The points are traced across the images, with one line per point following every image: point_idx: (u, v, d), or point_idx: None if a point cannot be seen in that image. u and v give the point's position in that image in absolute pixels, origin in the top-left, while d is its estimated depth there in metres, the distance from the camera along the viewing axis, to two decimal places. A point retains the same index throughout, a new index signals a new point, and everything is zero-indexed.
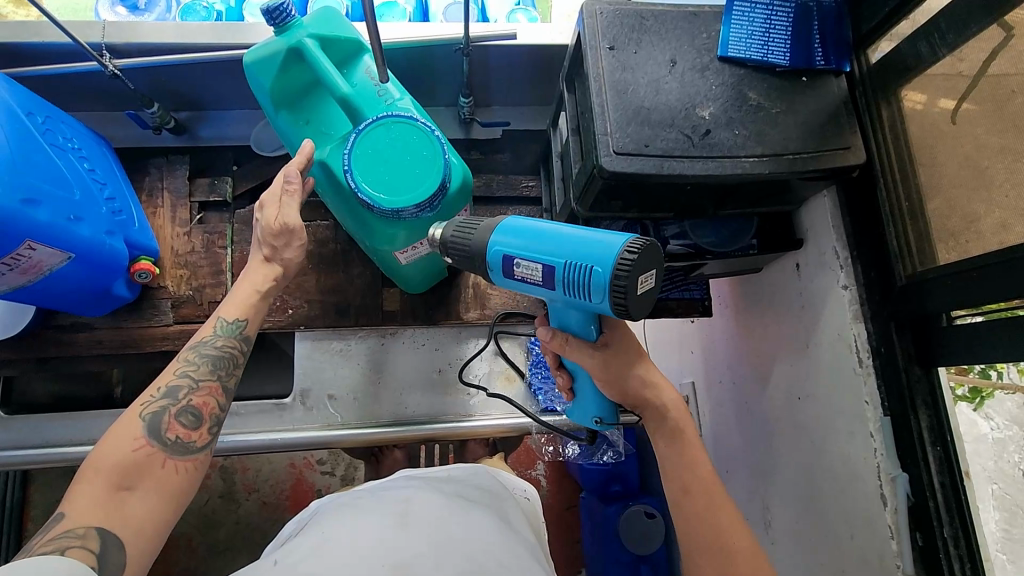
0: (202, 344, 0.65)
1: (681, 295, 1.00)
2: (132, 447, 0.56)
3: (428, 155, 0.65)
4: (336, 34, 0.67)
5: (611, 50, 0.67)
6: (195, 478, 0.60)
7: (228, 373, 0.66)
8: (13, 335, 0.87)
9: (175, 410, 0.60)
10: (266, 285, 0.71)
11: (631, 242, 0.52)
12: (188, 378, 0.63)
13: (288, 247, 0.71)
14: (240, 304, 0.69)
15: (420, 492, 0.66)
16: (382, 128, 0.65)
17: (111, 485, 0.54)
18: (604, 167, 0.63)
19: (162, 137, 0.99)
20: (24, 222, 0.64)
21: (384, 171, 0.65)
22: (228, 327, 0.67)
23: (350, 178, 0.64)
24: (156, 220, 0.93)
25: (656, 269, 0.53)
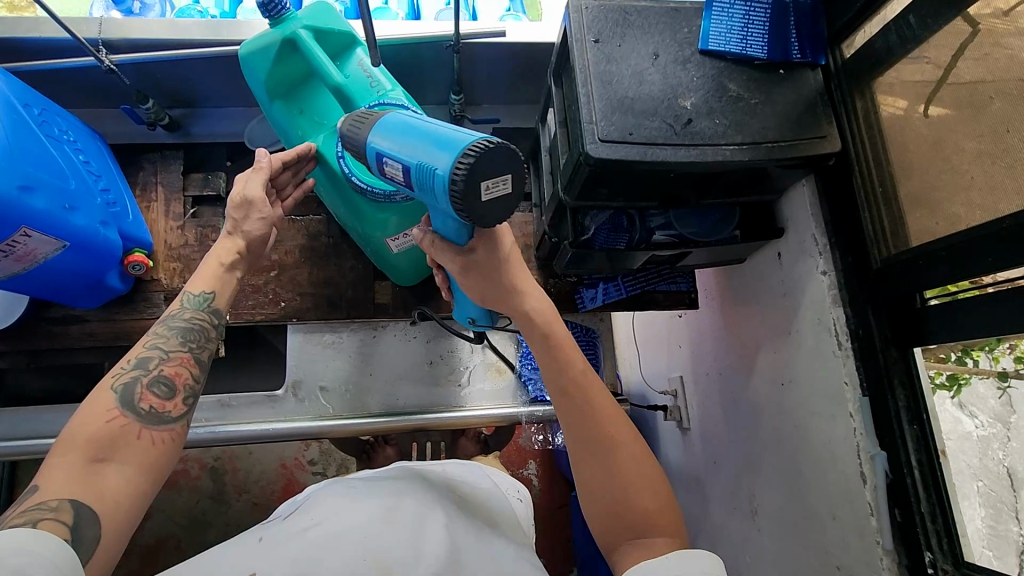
0: (170, 318, 0.65)
1: (669, 287, 1.03)
2: (106, 418, 0.55)
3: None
4: (329, 26, 0.68)
5: (596, 43, 0.70)
6: (173, 451, 0.59)
7: (199, 345, 0.65)
8: (5, 329, 0.87)
9: (147, 379, 0.59)
10: (231, 258, 0.70)
11: (475, 144, 0.49)
12: (158, 350, 0.62)
13: (248, 219, 0.70)
14: (206, 277, 0.68)
15: (406, 484, 0.65)
16: None
17: (86, 456, 0.52)
18: (589, 154, 0.65)
19: (157, 134, 1.00)
20: (20, 209, 0.65)
21: None
22: (194, 299, 0.67)
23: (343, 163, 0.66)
24: (150, 215, 0.94)
25: (507, 173, 0.50)
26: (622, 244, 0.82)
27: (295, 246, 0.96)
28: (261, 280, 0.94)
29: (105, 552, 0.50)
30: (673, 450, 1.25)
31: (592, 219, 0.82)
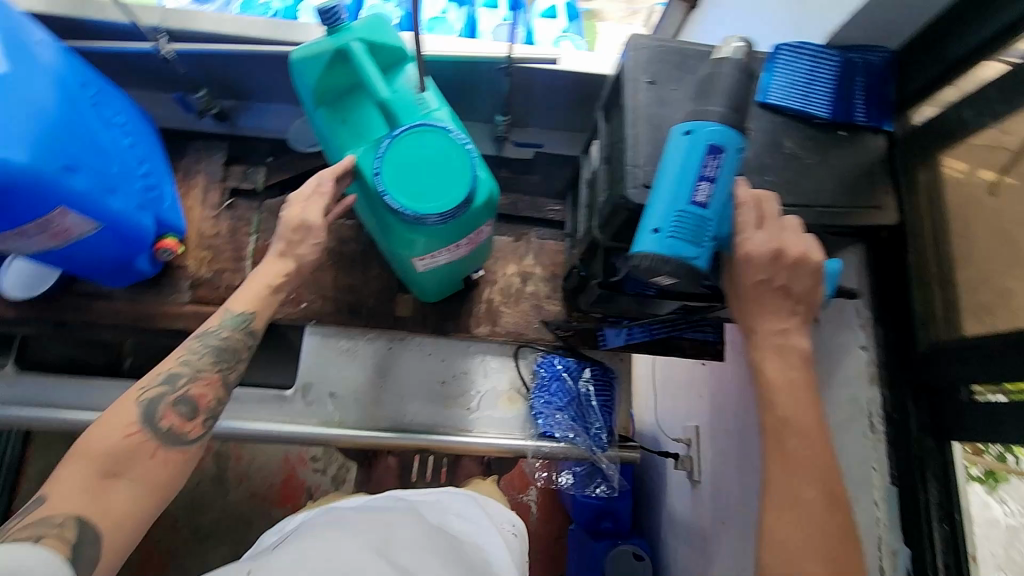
0: (207, 333, 0.66)
1: (695, 336, 0.98)
2: (125, 433, 0.57)
3: (458, 166, 0.62)
4: (384, 40, 0.67)
5: (650, 84, 0.67)
6: (184, 469, 0.61)
7: (228, 365, 0.66)
8: (34, 298, 0.89)
9: (170, 398, 0.61)
10: (277, 281, 0.69)
11: (635, 253, 0.60)
12: (187, 367, 0.63)
13: (302, 244, 0.69)
14: (249, 298, 0.68)
15: (401, 517, 0.64)
16: (416, 134, 0.62)
17: (99, 470, 0.54)
18: (630, 198, 0.63)
19: (205, 122, 1.01)
20: (60, 188, 0.65)
21: (412, 177, 0.61)
22: (234, 319, 0.67)
23: (376, 180, 0.61)
24: (187, 201, 0.95)
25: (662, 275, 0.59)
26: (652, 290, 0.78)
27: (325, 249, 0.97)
28: None
29: (107, 565, 0.52)
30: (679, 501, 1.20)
31: None
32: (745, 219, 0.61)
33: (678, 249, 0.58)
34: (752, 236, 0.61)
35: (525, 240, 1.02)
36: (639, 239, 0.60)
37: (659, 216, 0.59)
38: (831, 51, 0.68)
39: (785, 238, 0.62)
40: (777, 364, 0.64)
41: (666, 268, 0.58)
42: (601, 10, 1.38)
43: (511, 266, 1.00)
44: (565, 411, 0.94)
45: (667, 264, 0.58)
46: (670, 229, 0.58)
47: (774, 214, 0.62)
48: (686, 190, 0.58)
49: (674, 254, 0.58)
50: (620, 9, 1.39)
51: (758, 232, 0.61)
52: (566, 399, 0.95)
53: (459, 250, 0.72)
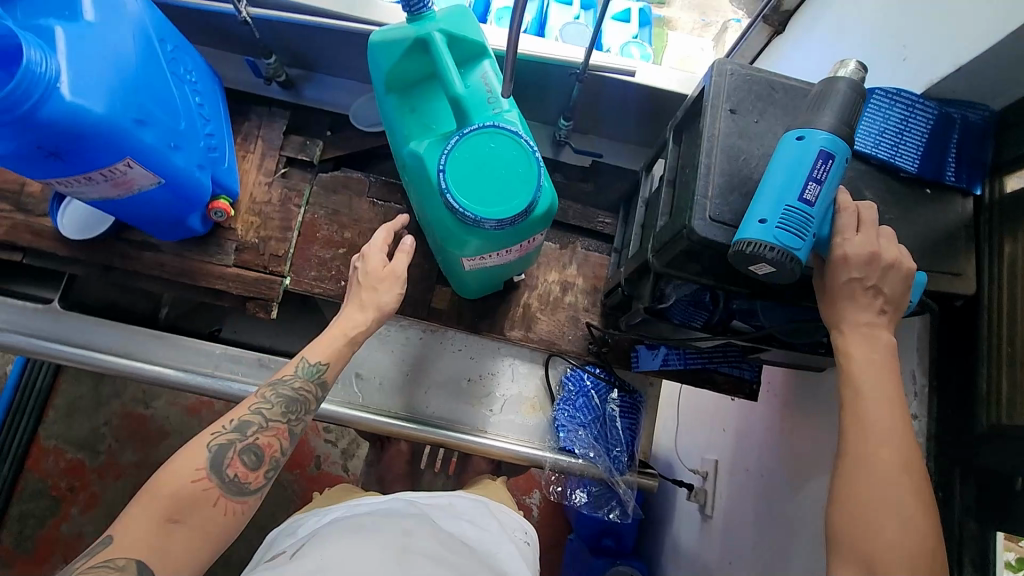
0: (281, 383, 0.70)
1: (731, 371, 0.96)
2: (193, 477, 0.59)
3: (523, 173, 0.60)
4: (464, 33, 0.65)
5: (731, 113, 0.64)
6: (239, 521, 0.61)
7: (296, 417, 0.69)
8: (87, 240, 0.91)
9: (241, 445, 0.63)
10: (355, 335, 0.75)
11: (739, 241, 0.56)
12: (259, 416, 0.66)
13: (385, 288, 0.78)
14: (325, 349, 0.73)
15: (422, 527, 0.63)
16: (485, 136, 0.60)
17: (164, 516, 0.56)
18: (693, 230, 0.60)
19: (270, 89, 1.01)
20: (130, 141, 0.66)
21: (476, 179, 0.59)
22: (308, 369, 0.72)
23: (440, 177, 0.59)
24: (243, 164, 0.95)
25: (770, 262, 0.55)
26: (698, 322, 0.77)
27: (371, 230, 0.97)
28: (330, 255, 0.96)
29: None
30: (685, 532, 1.17)
31: (676, 288, 0.75)
32: (846, 222, 0.58)
33: (785, 240, 0.54)
34: (851, 239, 0.57)
35: (571, 249, 0.99)
36: (744, 228, 0.56)
37: (766, 206, 0.55)
38: (928, 102, 0.64)
39: (881, 244, 0.58)
40: (863, 351, 0.58)
41: (771, 258, 0.54)
42: (672, 19, 1.38)
43: (553, 273, 0.98)
44: (587, 429, 0.93)
45: (773, 253, 0.54)
46: (778, 219, 0.54)
47: (872, 219, 0.58)
48: (796, 183, 0.55)
49: (780, 245, 0.54)
50: (693, 21, 1.38)
51: (857, 235, 0.58)
52: (590, 416, 0.93)
53: (509, 254, 0.71)
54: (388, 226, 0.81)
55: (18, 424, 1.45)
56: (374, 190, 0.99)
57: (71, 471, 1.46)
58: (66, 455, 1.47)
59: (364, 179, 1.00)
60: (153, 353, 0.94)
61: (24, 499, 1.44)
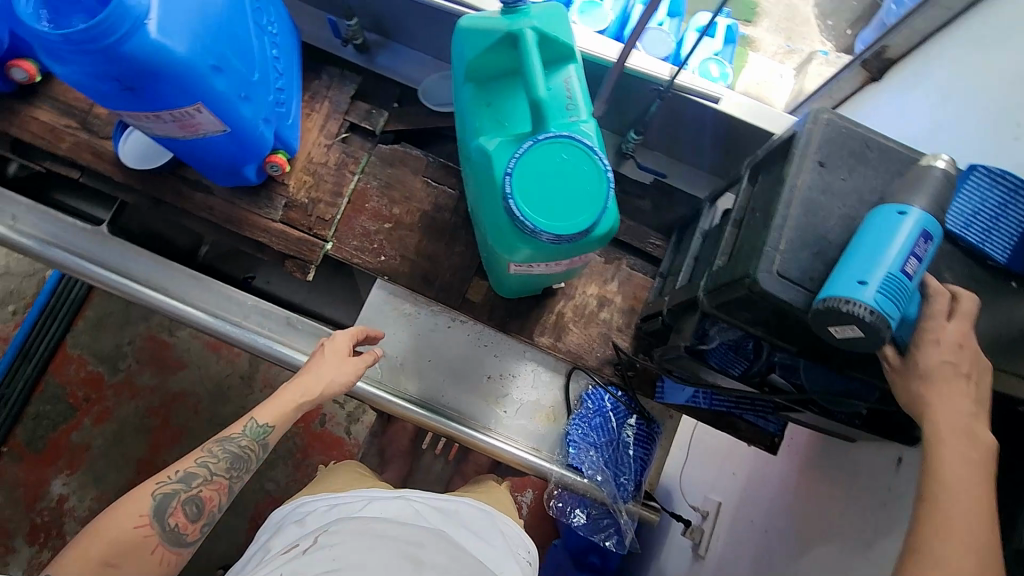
0: (229, 439, 0.74)
1: (756, 421, 0.93)
2: (135, 524, 0.64)
3: (592, 191, 0.58)
4: (557, 34, 0.62)
5: (819, 166, 0.60)
6: (169, 568, 0.66)
7: (238, 474, 0.74)
8: (144, 171, 0.92)
9: (184, 496, 0.68)
10: (306, 402, 0.79)
11: (832, 298, 0.54)
12: (205, 470, 0.72)
13: (342, 369, 0.82)
14: (275, 411, 0.77)
15: (434, 536, 0.62)
16: (560, 145, 0.58)
17: (101, 558, 0.60)
18: (757, 281, 0.57)
19: (346, 51, 1.00)
20: (203, 87, 0.65)
21: (542, 189, 0.57)
22: (256, 428, 0.76)
23: (506, 181, 0.57)
24: (306, 122, 0.95)
25: (861, 326, 0.53)
26: (735, 370, 0.75)
27: (419, 210, 0.96)
28: (374, 227, 0.95)
29: None
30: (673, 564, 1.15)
31: (720, 333, 0.73)
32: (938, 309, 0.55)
33: (883, 305, 0.52)
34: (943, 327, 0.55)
35: (616, 265, 0.97)
36: (840, 286, 0.54)
37: (867, 268, 0.53)
38: None
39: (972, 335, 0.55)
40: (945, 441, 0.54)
41: (866, 321, 0.52)
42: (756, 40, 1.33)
43: (592, 286, 0.96)
44: (598, 450, 0.91)
45: (870, 316, 0.52)
46: (880, 283, 0.52)
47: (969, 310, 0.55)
48: (896, 249, 0.53)
49: (879, 310, 0.52)
50: (777, 45, 1.32)
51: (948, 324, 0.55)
52: (603, 438, 0.92)
53: (558, 266, 0.69)
54: (356, 330, 0.86)
55: (48, 328, 1.49)
56: (429, 169, 0.98)
57: (89, 381, 1.50)
58: (87, 366, 1.51)
59: (422, 157, 0.98)
60: (187, 293, 0.95)
61: (42, 400, 1.48)
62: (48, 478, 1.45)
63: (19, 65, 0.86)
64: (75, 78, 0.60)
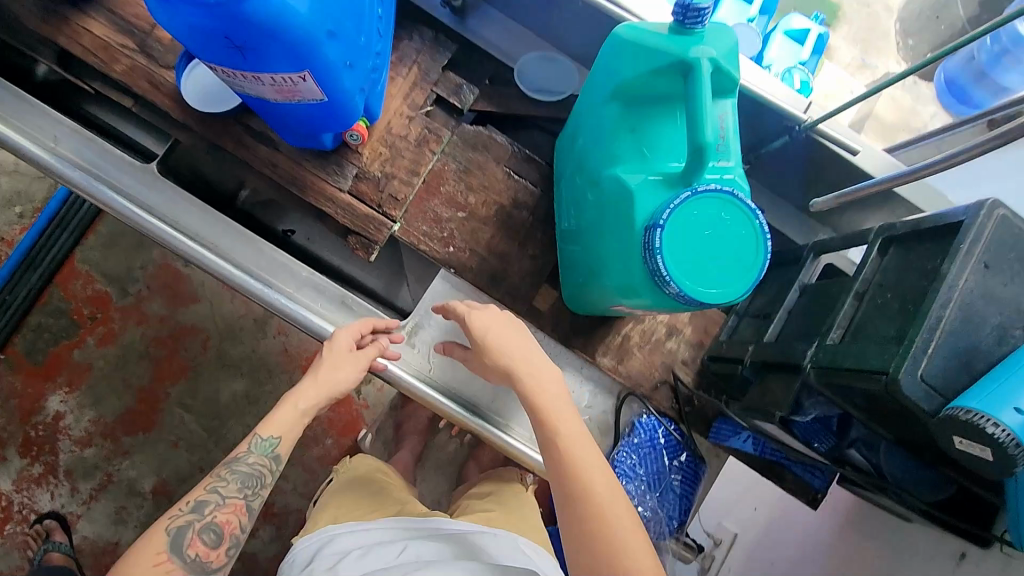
0: (237, 460, 0.74)
1: (800, 474, 0.90)
2: (154, 563, 0.64)
3: (745, 258, 0.53)
4: (731, 70, 0.54)
5: (984, 266, 0.55)
6: None
7: (253, 492, 0.74)
8: (207, 113, 0.83)
9: (199, 525, 0.68)
10: (305, 409, 0.78)
11: (971, 410, 0.50)
12: (216, 495, 0.71)
13: (340, 370, 0.80)
14: (278, 423, 0.76)
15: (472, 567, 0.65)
16: (718, 202, 0.53)
17: None
18: (899, 384, 0.53)
19: (441, 12, 0.90)
20: (317, 55, 0.57)
21: (690, 250, 0.52)
22: (261, 444, 0.75)
23: (654, 233, 0.52)
24: (390, 87, 0.86)
25: (991, 448, 0.51)
26: (818, 444, 0.72)
27: (496, 203, 0.89)
28: (447, 214, 0.88)
29: None
30: None
31: (812, 403, 0.69)
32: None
33: None
34: None
35: None
36: (986, 400, 0.50)
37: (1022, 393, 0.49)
38: None
39: None
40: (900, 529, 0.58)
41: (1005, 449, 0.50)
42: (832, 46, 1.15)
43: (664, 312, 0.91)
44: (643, 483, 0.89)
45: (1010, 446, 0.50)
46: None
47: None
48: None
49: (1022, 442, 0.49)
50: (850, 56, 1.16)
51: None
52: (651, 471, 0.89)
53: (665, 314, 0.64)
54: (359, 326, 0.83)
55: (54, 238, 1.27)
56: (513, 160, 0.90)
57: (96, 301, 1.29)
58: (95, 284, 1.29)
59: (507, 145, 0.90)
60: (239, 256, 0.87)
61: (45, 313, 1.27)
62: (45, 394, 1.26)
63: None
64: (182, 26, 0.52)
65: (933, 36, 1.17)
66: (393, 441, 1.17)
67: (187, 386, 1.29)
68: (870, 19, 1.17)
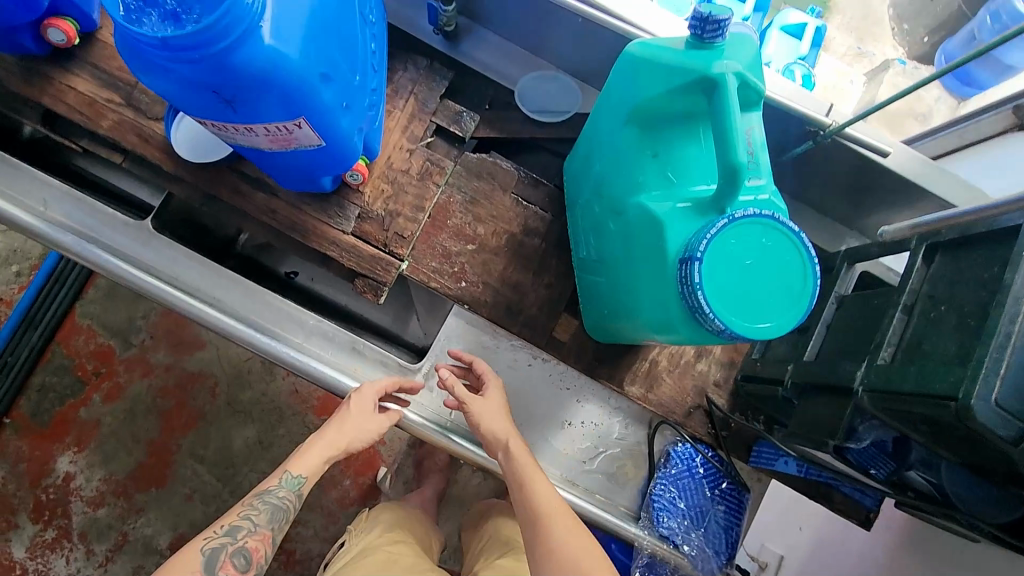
0: (266, 492, 0.69)
1: (849, 492, 0.86)
2: None
3: (793, 286, 0.49)
4: (757, 83, 0.50)
5: None
6: None
7: (281, 525, 0.69)
8: (199, 163, 0.79)
9: (231, 549, 0.65)
10: (334, 455, 0.72)
11: None
12: (249, 522, 0.67)
13: (368, 422, 0.74)
14: (308, 462, 0.71)
15: None
16: (757, 227, 0.48)
17: None
18: (974, 410, 0.48)
19: (434, 38, 0.87)
20: (311, 100, 0.53)
21: (733, 282, 0.48)
22: (291, 480, 0.70)
23: (693, 266, 0.47)
24: (387, 120, 0.83)
25: None
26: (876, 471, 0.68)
27: (506, 232, 0.85)
28: (456, 248, 0.84)
29: None
30: None
31: (868, 429, 0.65)
32: None
33: None
34: None
35: None
36: None
37: None
38: None
39: None
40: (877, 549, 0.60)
41: None
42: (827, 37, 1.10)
43: None
44: (685, 517, 0.85)
45: None
46: None
47: None
48: None
49: None
50: (846, 45, 1.11)
51: None
52: (692, 503, 0.85)
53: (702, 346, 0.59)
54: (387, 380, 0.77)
55: (53, 294, 1.23)
56: (520, 186, 0.86)
57: (100, 355, 1.25)
58: (98, 338, 1.25)
59: (513, 171, 0.86)
60: (243, 308, 0.83)
61: (48, 371, 1.23)
62: (53, 455, 1.21)
63: (57, 24, 0.74)
64: (165, 82, 0.48)
65: (929, 20, 1.13)
66: (413, 481, 1.12)
67: (198, 436, 1.25)
68: (862, 7, 1.12)
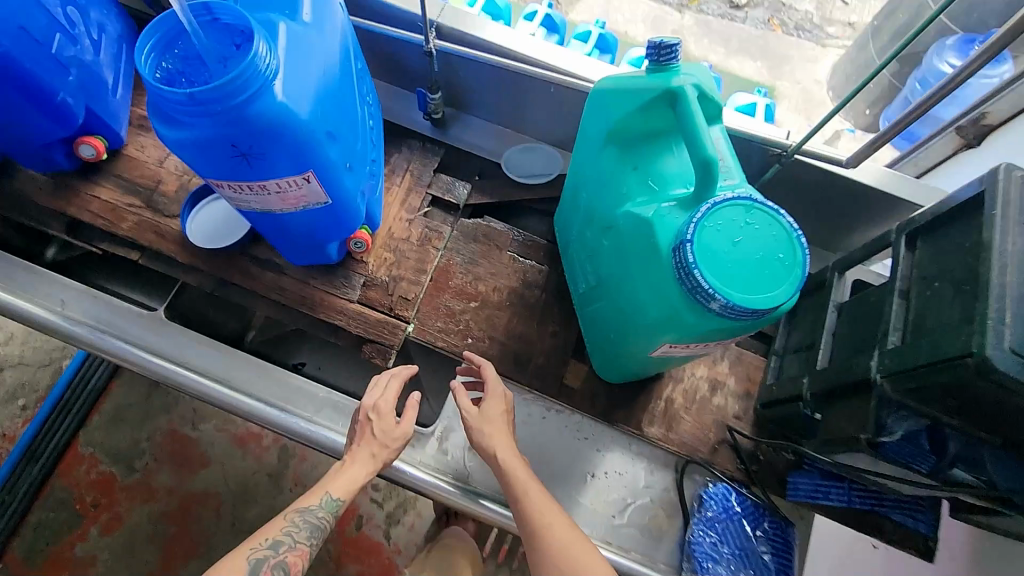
0: (308, 510, 0.67)
1: (902, 519, 0.78)
2: None
3: (783, 259, 0.51)
4: (712, 94, 0.56)
5: None
6: None
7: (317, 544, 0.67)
8: (212, 249, 0.84)
9: (273, 562, 0.62)
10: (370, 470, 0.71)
11: None
12: (290, 537, 0.65)
13: (396, 428, 0.73)
14: (346, 479, 0.69)
15: None
16: (737, 209, 0.52)
17: None
18: (989, 359, 0.48)
19: (423, 124, 0.97)
20: (317, 154, 0.59)
21: (727, 259, 0.50)
22: (331, 498, 0.69)
23: (687, 249, 0.50)
24: (387, 196, 0.90)
25: None
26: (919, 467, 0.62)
27: (506, 287, 0.88)
28: (460, 307, 0.86)
29: None
30: None
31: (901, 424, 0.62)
32: None
33: None
34: None
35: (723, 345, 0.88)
36: None
37: None
38: None
39: None
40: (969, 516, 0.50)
41: None
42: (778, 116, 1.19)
43: (701, 367, 0.87)
44: (732, 565, 0.77)
45: None
46: None
47: None
48: None
49: None
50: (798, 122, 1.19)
51: None
52: (736, 549, 0.79)
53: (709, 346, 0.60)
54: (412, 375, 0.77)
55: (58, 424, 1.21)
56: (515, 245, 0.90)
57: (100, 484, 1.19)
58: (99, 464, 1.21)
59: (507, 232, 0.91)
60: (250, 384, 0.83)
61: (46, 507, 1.18)
62: None
63: (89, 141, 0.82)
64: (190, 142, 0.54)
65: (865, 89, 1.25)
66: None
67: (201, 564, 1.16)
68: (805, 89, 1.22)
